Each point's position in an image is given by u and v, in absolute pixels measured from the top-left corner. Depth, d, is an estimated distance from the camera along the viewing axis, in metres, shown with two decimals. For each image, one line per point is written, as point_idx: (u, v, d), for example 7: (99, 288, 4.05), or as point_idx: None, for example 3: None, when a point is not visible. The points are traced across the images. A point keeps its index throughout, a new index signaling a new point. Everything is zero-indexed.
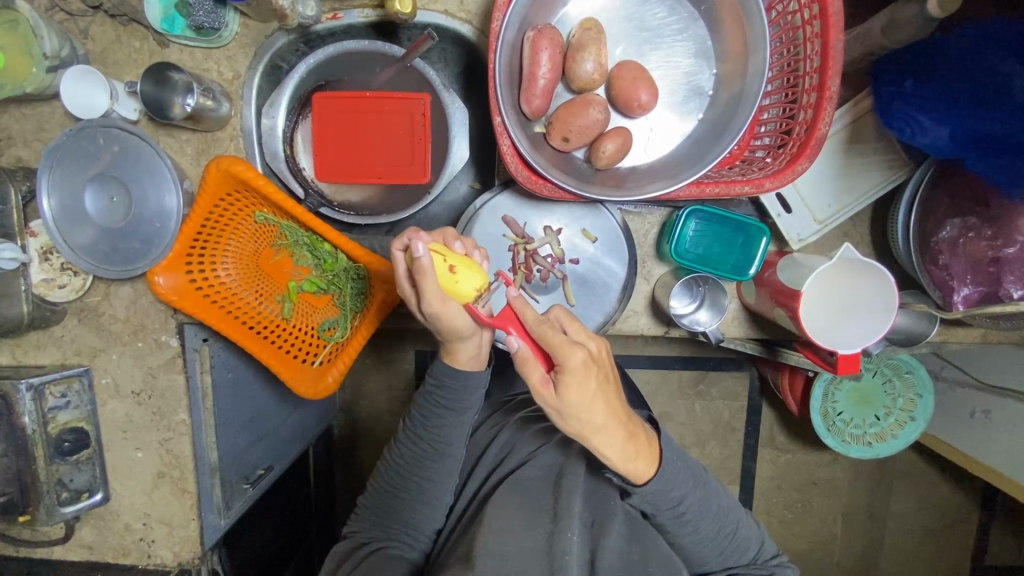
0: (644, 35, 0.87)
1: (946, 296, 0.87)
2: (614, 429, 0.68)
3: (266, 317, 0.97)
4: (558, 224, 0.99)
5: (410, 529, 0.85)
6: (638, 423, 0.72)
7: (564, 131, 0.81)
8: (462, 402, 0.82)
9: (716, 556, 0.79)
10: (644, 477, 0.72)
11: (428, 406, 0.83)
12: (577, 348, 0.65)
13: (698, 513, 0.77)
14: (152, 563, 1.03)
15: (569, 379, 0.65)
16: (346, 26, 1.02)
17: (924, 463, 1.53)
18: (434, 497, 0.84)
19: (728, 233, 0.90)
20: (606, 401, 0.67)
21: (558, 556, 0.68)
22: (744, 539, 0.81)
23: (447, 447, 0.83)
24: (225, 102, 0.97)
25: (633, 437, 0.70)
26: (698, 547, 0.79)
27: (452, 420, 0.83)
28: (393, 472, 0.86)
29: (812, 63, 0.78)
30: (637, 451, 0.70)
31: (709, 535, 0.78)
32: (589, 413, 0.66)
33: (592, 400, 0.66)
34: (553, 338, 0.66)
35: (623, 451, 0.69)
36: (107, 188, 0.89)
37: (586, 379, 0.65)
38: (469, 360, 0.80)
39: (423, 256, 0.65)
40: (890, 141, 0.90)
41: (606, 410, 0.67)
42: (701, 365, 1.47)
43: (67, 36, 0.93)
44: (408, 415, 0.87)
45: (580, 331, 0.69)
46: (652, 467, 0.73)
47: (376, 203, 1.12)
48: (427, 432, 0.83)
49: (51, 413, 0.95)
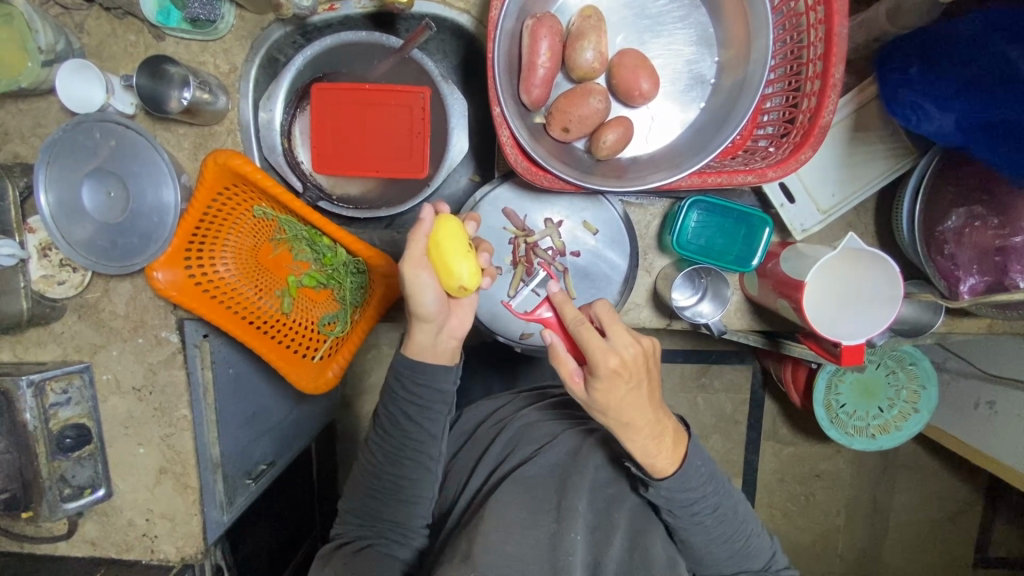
0: (645, 23, 0.86)
1: (952, 286, 0.86)
2: (645, 428, 0.68)
3: (266, 311, 0.96)
4: (559, 216, 0.98)
5: (394, 527, 0.84)
6: (669, 422, 0.71)
7: (564, 121, 0.80)
8: (428, 397, 0.82)
9: (725, 559, 0.78)
10: (663, 471, 0.72)
11: (397, 404, 0.83)
12: (611, 356, 0.64)
13: (713, 516, 0.76)
14: (156, 559, 1.03)
15: (598, 384, 0.65)
16: (343, 17, 1.01)
17: (928, 453, 1.52)
18: (417, 495, 0.84)
19: (730, 224, 0.89)
20: (637, 404, 0.67)
21: (561, 556, 0.70)
22: (756, 547, 0.79)
23: (424, 444, 0.83)
24: (223, 95, 0.96)
25: (660, 435, 0.70)
26: (709, 548, 0.77)
27: (424, 416, 0.83)
28: (371, 472, 0.85)
29: (816, 50, 0.77)
30: (661, 449, 0.70)
31: (721, 537, 0.77)
32: (617, 413, 0.67)
33: (619, 402, 0.66)
34: (589, 340, 0.65)
35: (647, 446, 0.69)
36: (105, 182, 0.89)
37: (612, 386, 0.65)
38: (424, 350, 0.80)
39: (427, 218, 0.72)
40: (895, 129, 0.89)
41: (636, 412, 0.67)
42: (703, 358, 1.47)
43: (62, 30, 0.92)
44: (377, 412, 0.86)
45: (622, 335, 0.65)
46: (672, 465, 0.72)
47: (375, 196, 1.11)
48: (398, 429, 0.83)
49: (53, 410, 0.94)
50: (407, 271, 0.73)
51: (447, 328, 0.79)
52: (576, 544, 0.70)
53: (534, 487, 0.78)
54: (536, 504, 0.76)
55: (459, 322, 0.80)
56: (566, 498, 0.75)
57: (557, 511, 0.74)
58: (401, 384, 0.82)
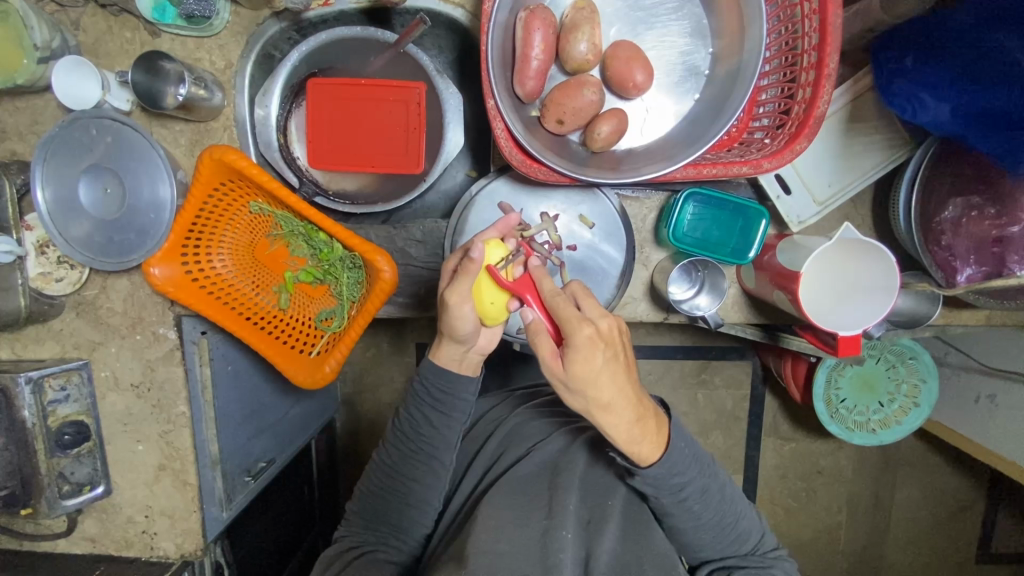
0: (639, 15, 0.86)
1: (949, 276, 0.86)
2: (623, 410, 0.66)
3: (263, 308, 0.96)
4: (555, 210, 0.97)
5: (397, 532, 0.84)
6: (651, 405, 0.70)
7: (559, 113, 0.81)
8: (453, 406, 0.82)
9: (715, 542, 0.78)
10: (648, 458, 0.71)
11: (420, 408, 0.83)
12: (586, 325, 0.63)
13: (700, 501, 0.75)
14: (155, 556, 1.03)
15: (575, 356, 0.63)
16: (337, 12, 1.01)
17: (929, 448, 1.51)
18: (423, 502, 0.84)
19: (726, 215, 0.89)
20: (614, 382, 0.65)
21: (552, 554, 0.68)
22: (745, 530, 0.79)
23: (435, 452, 0.83)
24: (219, 91, 0.96)
25: (641, 417, 0.68)
26: (698, 534, 0.77)
27: (442, 425, 0.83)
28: (382, 473, 0.86)
29: (810, 40, 0.76)
30: (644, 434, 0.69)
31: (709, 523, 0.76)
32: (594, 390, 0.64)
33: (599, 378, 0.64)
34: (564, 313, 0.65)
35: (630, 431, 0.68)
36: (101, 179, 0.89)
37: (591, 357, 0.63)
38: (451, 362, 0.81)
39: (475, 255, 0.71)
40: (892, 120, 0.89)
41: (616, 390, 0.65)
42: (703, 353, 1.47)
43: (58, 27, 0.92)
44: (397, 414, 0.86)
45: (596, 308, 0.66)
46: (656, 450, 0.71)
47: (371, 191, 1.10)
48: (416, 433, 0.83)
49: (51, 407, 0.94)
50: (452, 302, 0.74)
51: (477, 347, 0.80)
52: (566, 541, 0.70)
53: (530, 486, 0.77)
54: (529, 501, 0.75)
55: (487, 340, 0.81)
56: (558, 497, 0.75)
57: (549, 509, 0.74)
58: (427, 388, 0.82)
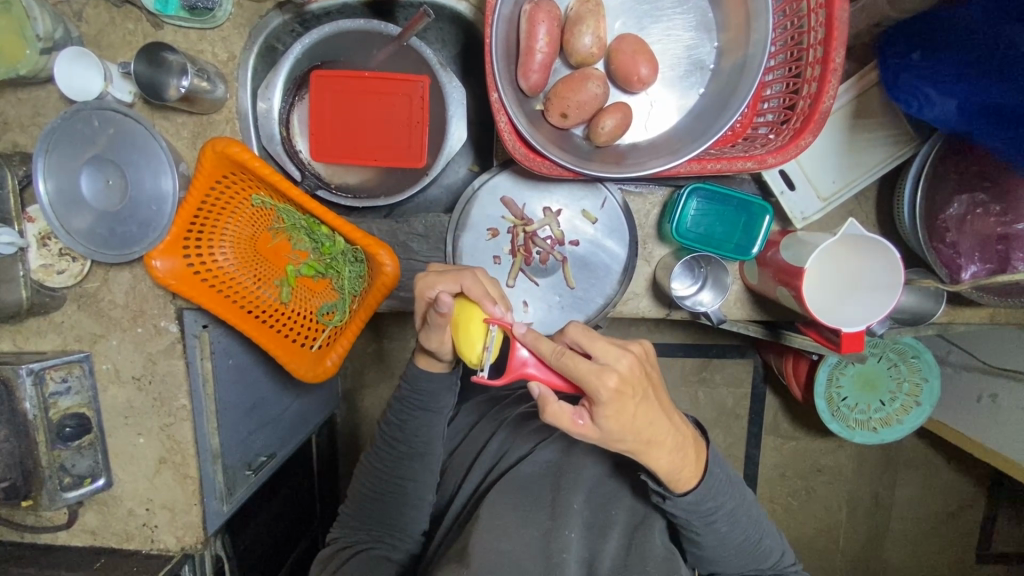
0: (644, 8, 0.85)
1: (953, 273, 0.86)
2: (665, 440, 0.64)
3: (265, 301, 0.96)
4: (558, 205, 0.98)
5: (395, 531, 0.84)
6: (690, 433, 0.68)
7: (562, 107, 0.80)
8: (442, 399, 0.84)
9: (739, 559, 0.75)
10: (685, 486, 0.69)
11: (408, 406, 0.84)
12: (608, 375, 0.58)
13: (729, 521, 0.72)
14: (155, 548, 1.03)
15: (606, 411, 0.59)
16: (341, 5, 1.04)
17: (929, 447, 1.51)
18: (420, 498, 0.84)
19: (730, 212, 0.88)
20: (651, 416, 0.62)
21: (556, 554, 0.69)
22: (767, 548, 0.76)
23: (427, 447, 0.84)
24: (221, 83, 0.95)
25: (681, 447, 0.66)
26: (720, 551, 0.74)
27: (431, 421, 0.84)
28: (376, 475, 0.85)
29: (817, 35, 0.76)
30: (685, 463, 0.67)
31: (732, 542, 0.74)
32: (634, 433, 0.61)
33: (635, 425, 0.61)
34: (580, 370, 0.59)
35: (672, 460, 0.66)
36: (103, 171, 0.88)
37: (622, 409, 0.59)
38: (433, 364, 0.83)
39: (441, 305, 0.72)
40: (897, 116, 0.89)
41: (652, 428, 0.62)
42: (704, 351, 1.47)
43: (61, 18, 0.92)
44: (385, 418, 0.87)
45: (609, 350, 0.59)
46: (694, 478, 0.69)
47: (373, 185, 1.10)
48: (407, 433, 0.84)
49: (52, 399, 0.94)
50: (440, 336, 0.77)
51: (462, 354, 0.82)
52: (570, 541, 0.71)
53: (533, 485, 0.77)
54: (532, 501, 0.75)
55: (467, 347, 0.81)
56: (561, 497, 0.75)
57: (553, 509, 0.74)
58: (416, 395, 0.83)
